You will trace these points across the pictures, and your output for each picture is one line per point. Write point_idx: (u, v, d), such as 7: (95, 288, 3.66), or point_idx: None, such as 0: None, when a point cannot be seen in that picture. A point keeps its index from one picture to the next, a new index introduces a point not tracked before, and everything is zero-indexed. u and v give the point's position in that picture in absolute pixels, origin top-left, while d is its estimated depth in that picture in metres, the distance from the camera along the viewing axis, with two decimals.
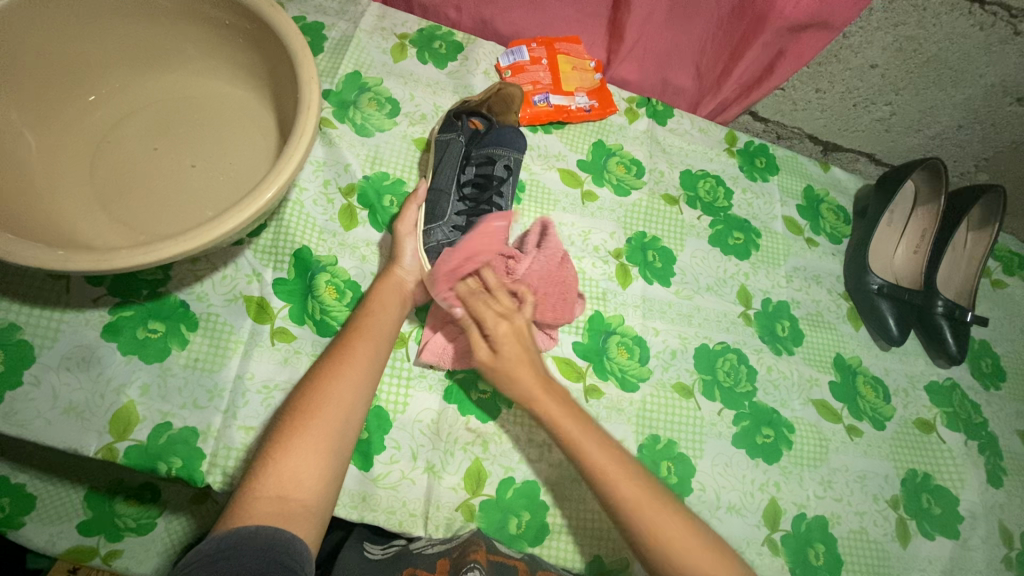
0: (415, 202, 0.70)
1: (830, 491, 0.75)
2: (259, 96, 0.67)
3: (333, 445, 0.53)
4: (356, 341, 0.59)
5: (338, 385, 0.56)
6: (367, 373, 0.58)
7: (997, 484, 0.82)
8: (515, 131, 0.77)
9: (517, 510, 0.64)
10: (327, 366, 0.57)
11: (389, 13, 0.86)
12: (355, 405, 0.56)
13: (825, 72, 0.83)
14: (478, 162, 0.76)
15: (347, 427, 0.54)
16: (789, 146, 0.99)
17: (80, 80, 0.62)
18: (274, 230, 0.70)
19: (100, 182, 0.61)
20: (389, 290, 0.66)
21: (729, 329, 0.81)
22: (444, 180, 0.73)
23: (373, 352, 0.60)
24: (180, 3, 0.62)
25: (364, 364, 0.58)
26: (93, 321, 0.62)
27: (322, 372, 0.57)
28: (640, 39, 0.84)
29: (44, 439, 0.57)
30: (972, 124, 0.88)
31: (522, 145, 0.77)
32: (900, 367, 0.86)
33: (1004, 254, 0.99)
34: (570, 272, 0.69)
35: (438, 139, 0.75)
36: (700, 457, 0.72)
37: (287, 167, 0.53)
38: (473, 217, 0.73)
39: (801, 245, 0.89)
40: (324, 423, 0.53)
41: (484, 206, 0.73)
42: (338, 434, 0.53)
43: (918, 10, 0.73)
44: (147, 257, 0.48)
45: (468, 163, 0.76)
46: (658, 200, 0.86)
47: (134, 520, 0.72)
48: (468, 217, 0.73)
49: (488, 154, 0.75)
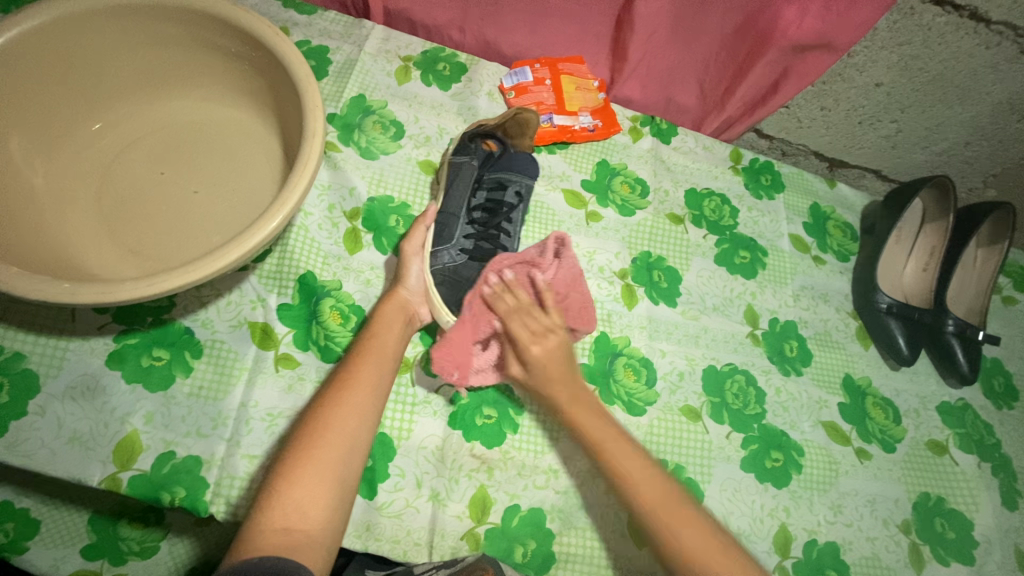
0: (422, 223, 0.69)
1: (842, 516, 0.74)
2: (264, 121, 0.68)
3: (340, 473, 0.52)
4: (360, 367, 0.59)
5: (342, 412, 0.55)
6: (372, 398, 0.58)
7: (1012, 507, 0.80)
8: (528, 157, 0.77)
9: (523, 538, 0.63)
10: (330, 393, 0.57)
11: (393, 36, 0.87)
12: (359, 430, 0.55)
13: (830, 91, 0.83)
14: (489, 187, 0.76)
15: (352, 454, 0.54)
16: (794, 163, 0.98)
17: (85, 109, 0.62)
18: (278, 255, 0.70)
19: (106, 210, 0.61)
20: (392, 311, 0.65)
21: (737, 350, 0.80)
22: (454, 203, 0.72)
23: (377, 377, 0.59)
24: (186, 32, 0.63)
25: (366, 391, 0.58)
26: (98, 349, 0.62)
27: (326, 399, 0.56)
28: (643, 58, 0.84)
29: (48, 469, 0.57)
30: (979, 140, 0.87)
31: (534, 171, 0.77)
32: (911, 387, 0.84)
33: (1014, 270, 0.98)
34: (589, 279, 0.68)
35: (451, 160, 0.74)
36: (708, 482, 0.71)
37: (293, 195, 0.53)
38: (481, 241, 0.72)
39: (808, 263, 0.89)
40: (330, 451, 0.53)
41: (492, 230, 0.73)
42: (343, 461, 0.53)
43: (923, 29, 0.73)
44: (152, 288, 0.48)
45: (480, 188, 0.76)
46: (663, 219, 0.85)
47: (138, 543, 0.72)
48: (477, 241, 0.72)
49: (499, 179, 0.76)
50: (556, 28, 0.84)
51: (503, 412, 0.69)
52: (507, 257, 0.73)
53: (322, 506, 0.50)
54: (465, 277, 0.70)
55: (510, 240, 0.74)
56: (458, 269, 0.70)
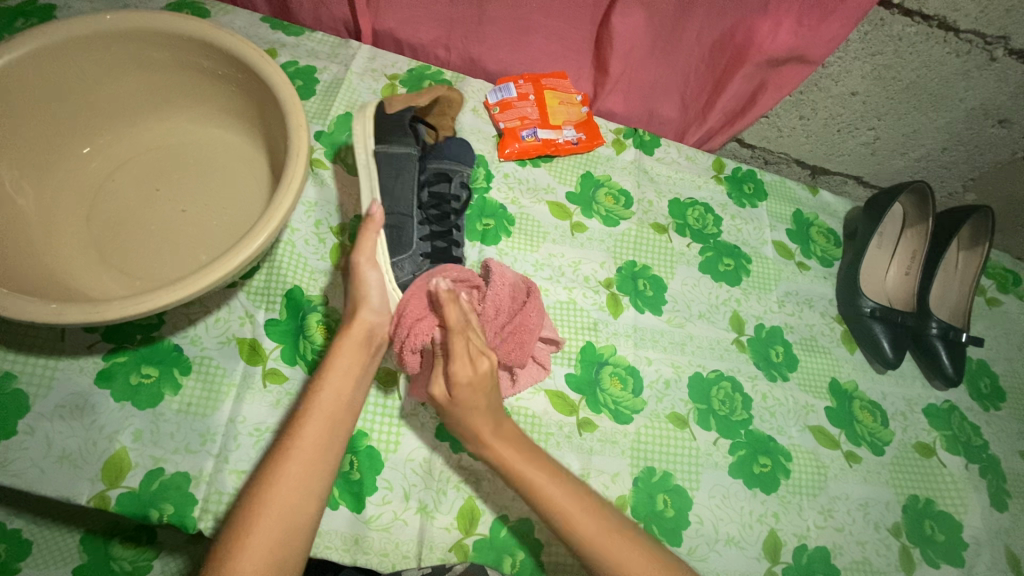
0: (372, 228, 0.64)
1: (832, 520, 0.74)
2: (252, 141, 0.69)
3: (298, 529, 0.51)
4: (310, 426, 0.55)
5: (287, 481, 0.52)
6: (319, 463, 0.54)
7: (1001, 507, 0.81)
8: (461, 144, 0.79)
9: (512, 548, 0.64)
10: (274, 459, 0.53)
11: (379, 55, 0.89)
12: (312, 496, 0.53)
13: (807, 100, 0.85)
14: (431, 180, 0.76)
15: (305, 514, 0.51)
16: (777, 171, 1.00)
17: (75, 132, 0.64)
18: (266, 271, 0.71)
19: (96, 231, 0.62)
20: (351, 350, 0.60)
21: (722, 356, 0.80)
22: (404, 205, 0.70)
23: (327, 436, 0.55)
24: (175, 56, 0.65)
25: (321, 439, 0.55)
26: (88, 367, 0.63)
27: (271, 467, 0.53)
28: (625, 73, 0.86)
29: (38, 488, 0.57)
30: (956, 146, 0.89)
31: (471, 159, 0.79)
32: (897, 390, 0.85)
33: (997, 271, 0.99)
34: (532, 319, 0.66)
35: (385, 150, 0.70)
36: (696, 489, 0.71)
37: (276, 213, 0.54)
38: (435, 241, 0.72)
39: (792, 269, 0.90)
40: (274, 522, 0.50)
41: (444, 228, 0.74)
42: (295, 524, 0.51)
43: (894, 39, 0.74)
44: (137, 307, 0.49)
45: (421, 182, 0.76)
46: (647, 229, 0.87)
47: (130, 563, 0.73)
48: (432, 241, 0.72)
49: (439, 170, 0.76)
50: (538, 45, 0.85)
51: None
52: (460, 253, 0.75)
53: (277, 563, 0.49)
54: None
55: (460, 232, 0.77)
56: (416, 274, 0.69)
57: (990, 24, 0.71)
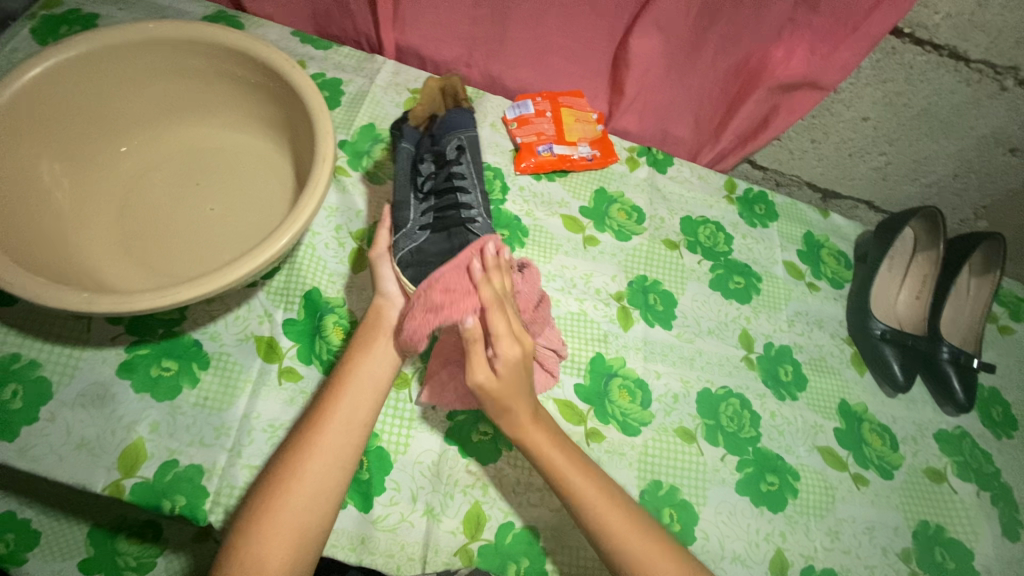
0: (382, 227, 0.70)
1: (840, 543, 0.73)
2: (279, 147, 0.72)
3: (321, 507, 0.54)
4: (335, 407, 0.58)
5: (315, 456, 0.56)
6: (342, 449, 0.57)
7: (1014, 537, 0.79)
8: (463, 113, 0.79)
9: (516, 556, 0.63)
10: (297, 441, 0.57)
11: (403, 70, 0.92)
12: (333, 476, 0.55)
13: (819, 124, 0.86)
14: (431, 157, 0.76)
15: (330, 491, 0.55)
16: (789, 194, 1.02)
17: (113, 133, 0.67)
18: (286, 272, 0.74)
19: (127, 227, 0.65)
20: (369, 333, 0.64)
21: (731, 373, 0.81)
22: (402, 190, 0.72)
23: (348, 421, 0.58)
24: (211, 64, 0.68)
25: (346, 415, 0.58)
26: (110, 359, 0.65)
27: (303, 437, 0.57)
28: (640, 93, 0.88)
29: (56, 474, 0.58)
30: (967, 173, 0.90)
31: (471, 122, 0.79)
32: (907, 415, 0.85)
33: (1010, 300, 0.99)
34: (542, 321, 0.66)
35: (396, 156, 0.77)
36: (703, 504, 0.71)
37: (300, 216, 0.56)
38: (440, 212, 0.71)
39: (802, 289, 0.90)
40: (302, 493, 0.54)
41: (447, 195, 0.72)
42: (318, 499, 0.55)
43: (905, 68, 0.76)
44: (164, 300, 0.51)
45: (422, 161, 0.75)
46: (659, 245, 0.88)
47: (135, 559, 0.75)
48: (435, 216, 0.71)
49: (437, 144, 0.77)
50: (557, 65, 0.88)
51: (499, 429, 0.70)
52: (472, 215, 0.71)
53: (303, 533, 0.53)
54: (431, 252, 0.67)
55: (467, 195, 0.73)
56: (421, 246, 0.67)
57: (1000, 54, 0.73)
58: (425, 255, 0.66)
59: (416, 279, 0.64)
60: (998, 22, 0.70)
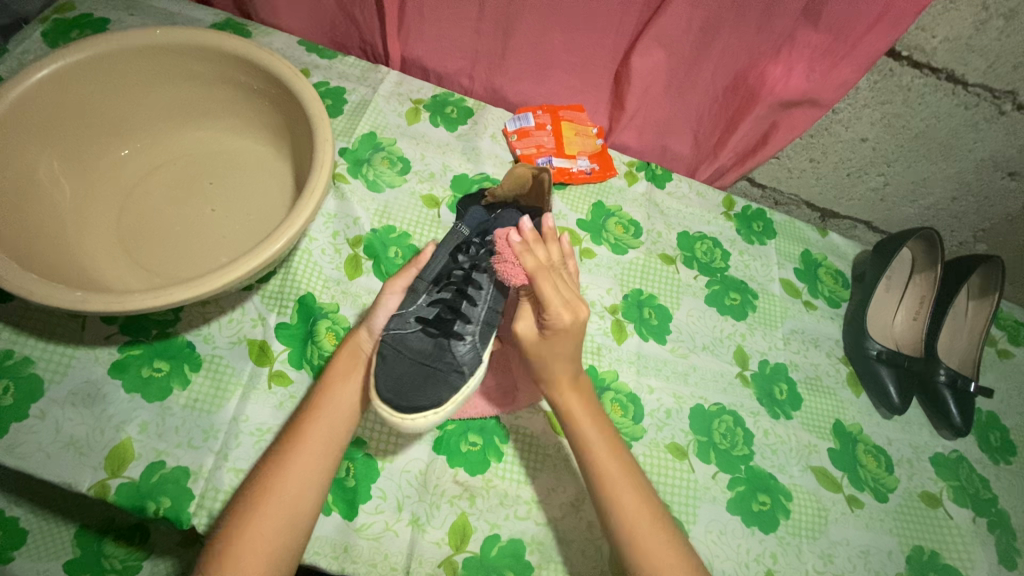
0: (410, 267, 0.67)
1: (832, 566, 0.72)
2: (278, 153, 0.73)
3: (298, 523, 0.53)
4: (308, 426, 0.58)
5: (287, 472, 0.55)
6: (319, 467, 0.56)
7: (1011, 566, 0.78)
8: (513, 216, 0.71)
9: (501, 569, 0.62)
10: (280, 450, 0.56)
11: (406, 80, 0.93)
12: (310, 490, 0.55)
13: (817, 144, 0.87)
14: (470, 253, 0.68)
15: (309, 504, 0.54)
16: (788, 212, 1.02)
17: (116, 135, 0.68)
18: (282, 277, 0.74)
19: (125, 229, 0.66)
20: (344, 358, 0.63)
21: (726, 390, 0.80)
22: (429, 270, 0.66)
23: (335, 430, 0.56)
24: (216, 70, 0.69)
25: (320, 429, 0.58)
26: (103, 358, 0.65)
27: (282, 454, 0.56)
28: (639, 110, 0.88)
29: (42, 472, 0.58)
30: (966, 196, 0.90)
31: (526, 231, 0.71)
32: (902, 437, 0.84)
33: (1009, 323, 0.98)
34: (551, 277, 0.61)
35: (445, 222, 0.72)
36: (693, 522, 0.70)
37: (296, 220, 0.56)
38: (444, 310, 0.64)
39: (799, 307, 0.90)
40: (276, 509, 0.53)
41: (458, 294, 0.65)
42: (300, 512, 0.54)
43: (903, 90, 0.77)
44: (158, 300, 0.51)
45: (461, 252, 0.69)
46: (655, 259, 0.88)
47: (121, 561, 0.74)
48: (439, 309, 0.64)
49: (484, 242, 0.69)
50: (557, 79, 0.89)
51: (488, 439, 0.69)
52: (466, 329, 0.64)
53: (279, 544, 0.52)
54: (412, 347, 0.60)
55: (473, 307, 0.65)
56: (405, 338, 0.61)
57: (998, 79, 0.73)
58: (401, 349, 0.60)
59: (382, 372, 0.58)
60: (995, 47, 0.70)
